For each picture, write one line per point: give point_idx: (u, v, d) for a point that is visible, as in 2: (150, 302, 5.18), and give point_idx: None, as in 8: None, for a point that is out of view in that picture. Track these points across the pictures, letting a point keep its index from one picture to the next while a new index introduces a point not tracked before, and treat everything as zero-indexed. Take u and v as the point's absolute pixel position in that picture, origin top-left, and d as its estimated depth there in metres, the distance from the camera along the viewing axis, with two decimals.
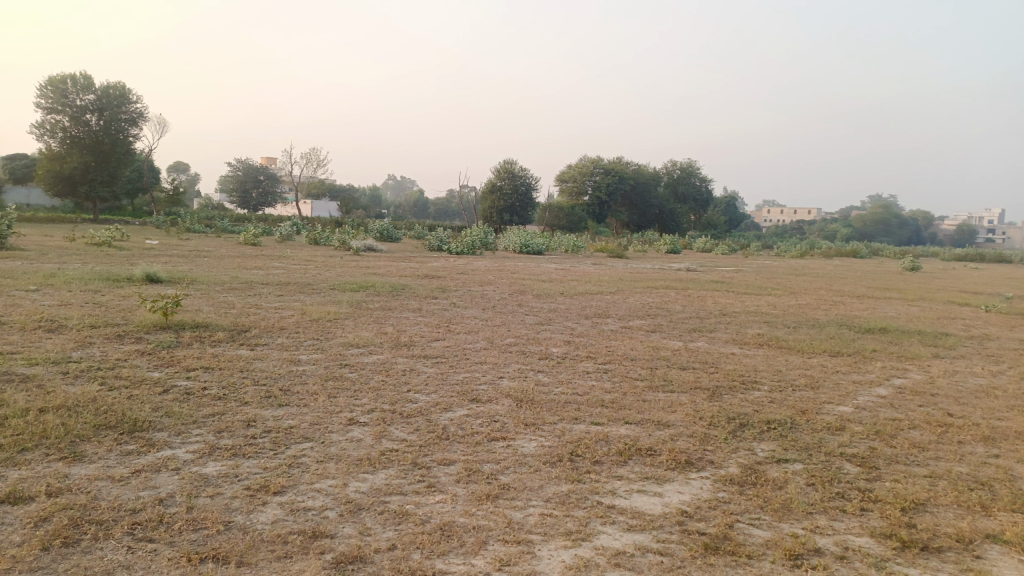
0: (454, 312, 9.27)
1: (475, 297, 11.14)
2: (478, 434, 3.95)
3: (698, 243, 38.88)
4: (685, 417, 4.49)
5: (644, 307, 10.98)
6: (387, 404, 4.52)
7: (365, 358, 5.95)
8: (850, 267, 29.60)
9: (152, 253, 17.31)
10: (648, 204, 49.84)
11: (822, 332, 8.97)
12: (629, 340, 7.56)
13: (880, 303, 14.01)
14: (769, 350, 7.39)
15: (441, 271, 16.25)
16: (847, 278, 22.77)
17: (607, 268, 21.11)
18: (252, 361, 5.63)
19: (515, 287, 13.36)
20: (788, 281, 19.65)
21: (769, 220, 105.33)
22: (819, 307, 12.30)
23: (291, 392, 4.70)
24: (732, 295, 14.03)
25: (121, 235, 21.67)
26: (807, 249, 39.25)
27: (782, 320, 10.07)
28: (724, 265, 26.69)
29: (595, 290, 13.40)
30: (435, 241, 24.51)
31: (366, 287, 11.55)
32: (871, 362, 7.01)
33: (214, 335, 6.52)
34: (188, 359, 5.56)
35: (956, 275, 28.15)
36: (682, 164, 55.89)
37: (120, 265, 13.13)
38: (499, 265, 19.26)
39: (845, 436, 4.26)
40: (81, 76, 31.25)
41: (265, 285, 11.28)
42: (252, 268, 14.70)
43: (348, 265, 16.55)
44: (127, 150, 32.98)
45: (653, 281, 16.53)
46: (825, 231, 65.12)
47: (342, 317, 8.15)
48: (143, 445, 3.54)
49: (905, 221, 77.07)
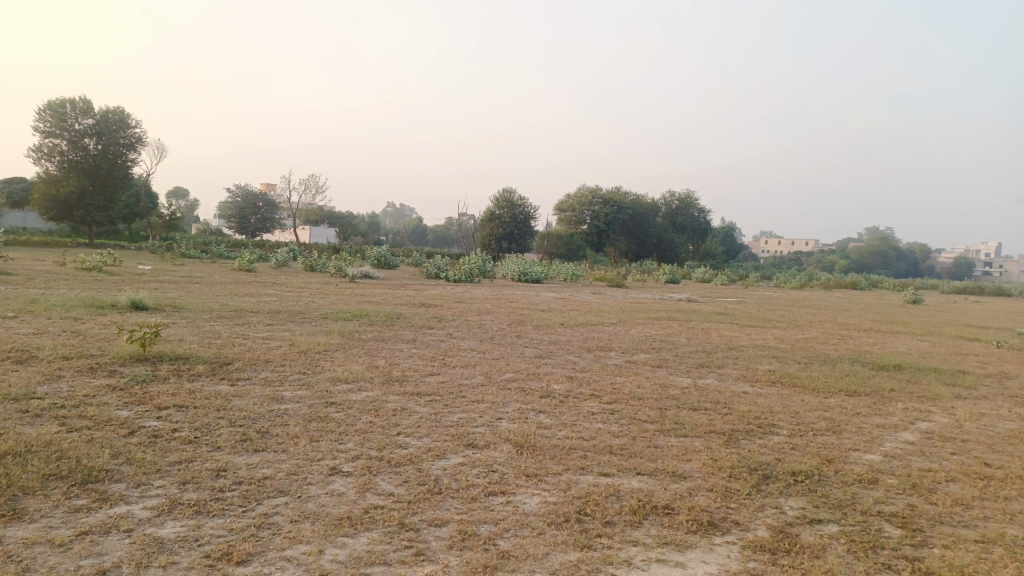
0: (450, 343, 8.89)
1: (473, 328, 10.75)
2: (474, 488, 3.55)
3: (697, 273, 38.68)
4: (702, 468, 4.07)
5: (648, 339, 10.60)
6: (374, 450, 4.11)
7: (354, 395, 5.55)
8: (852, 299, 29.25)
9: (143, 279, 16.98)
10: (646, 234, 49.66)
11: (835, 369, 8.58)
12: (635, 376, 7.16)
13: (888, 338, 13.65)
14: (782, 389, 7.00)
15: (438, 299, 15.92)
16: (850, 310, 22.42)
17: (607, 297, 20.75)
18: (230, 398, 5.22)
19: (515, 316, 13.02)
20: (790, 313, 19.33)
21: (766, 251, 105.55)
22: (827, 341, 11.93)
23: (270, 436, 4.29)
24: (737, 327, 13.68)
25: (113, 260, 21.33)
26: (806, 281, 39.05)
27: (792, 355, 9.67)
28: (724, 295, 26.43)
29: (596, 320, 13.03)
30: (433, 269, 24.26)
31: (360, 316, 11.19)
32: (892, 403, 6.61)
33: (193, 368, 6.12)
34: (161, 396, 5.15)
35: (959, 308, 27.83)
36: (680, 195, 56.13)
37: (107, 291, 12.78)
38: (498, 294, 18.91)
39: (880, 491, 3.86)
40: (81, 101, 31.12)
41: (255, 313, 10.89)
42: (244, 295, 14.32)
43: (343, 292, 16.17)
44: (125, 175, 32.73)
45: (655, 311, 16.21)
46: (824, 263, 65.05)
47: (333, 349, 7.75)
48: (95, 499, 3.13)
49: (903, 253, 77.01)
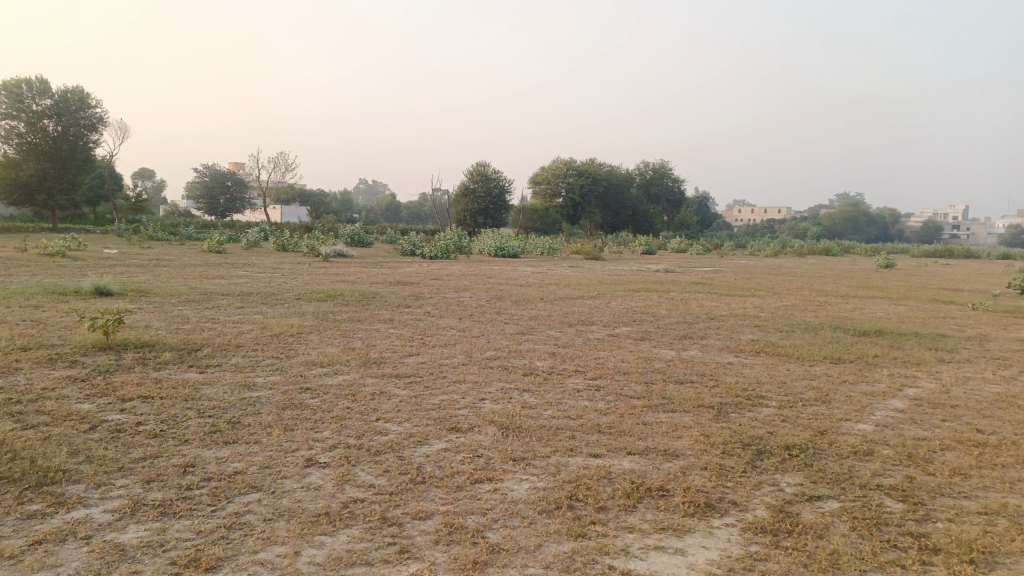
0: (428, 322, 8.67)
1: (450, 305, 10.52)
2: (458, 475, 3.37)
3: (673, 243, 38.69)
4: (694, 445, 3.93)
5: (628, 312, 10.46)
6: (353, 438, 3.90)
7: (330, 380, 5.32)
8: (826, 266, 29.48)
9: (108, 263, 16.47)
10: (621, 205, 49.53)
11: (817, 336, 8.52)
12: (619, 350, 7.01)
13: (866, 303, 13.69)
14: (767, 358, 6.91)
15: (415, 276, 15.66)
16: (825, 277, 22.55)
17: (585, 270, 20.59)
18: (199, 387, 4.97)
19: (493, 292, 12.82)
20: (768, 281, 19.37)
21: (739, 220, 106.31)
22: (806, 309, 11.89)
23: (242, 426, 4.07)
24: (716, 297, 13.61)
25: (77, 245, 20.68)
26: (780, 249, 39.25)
27: (773, 323, 9.60)
28: (701, 265, 26.41)
29: (575, 294, 12.86)
30: (408, 246, 23.93)
31: (335, 296, 10.90)
32: (877, 370, 6.56)
33: (160, 356, 5.84)
34: (126, 386, 4.88)
35: (929, 271, 28.19)
36: (654, 165, 56.03)
37: (70, 277, 12.34)
38: (475, 269, 18.69)
39: (877, 464, 3.75)
40: (38, 80, 30.04)
41: (225, 296, 10.55)
42: (214, 277, 13.94)
43: (317, 272, 15.81)
44: (87, 156, 31.76)
45: (633, 283, 16.10)
46: (796, 230, 65.58)
47: (307, 331, 7.50)
48: (51, 504, 2.90)
49: (873, 218, 77.81)
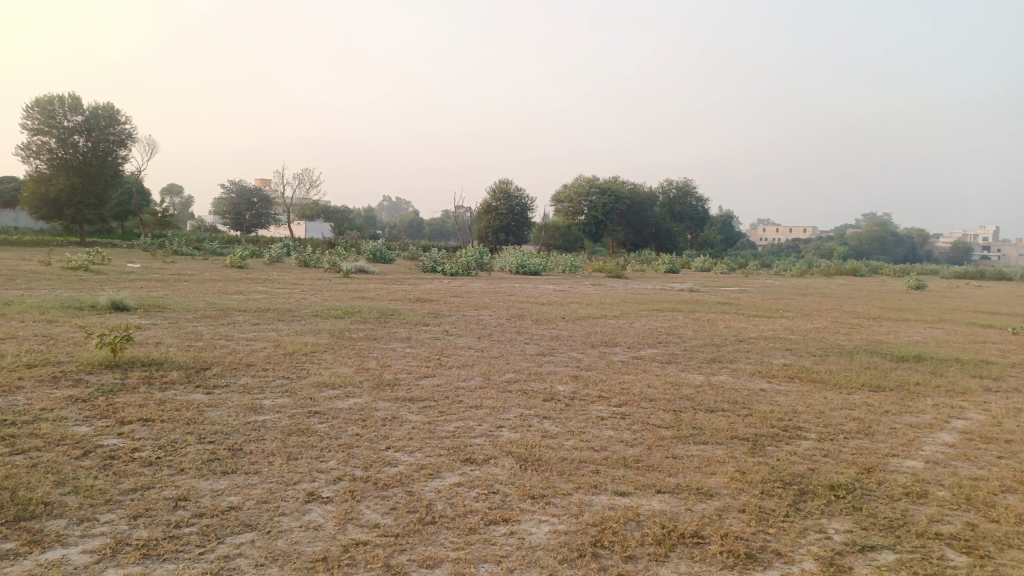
0: (446, 341, 8.42)
1: (469, 324, 10.25)
2: (472, 515, 3.08)
3: (696, 262, 38.17)
4: (730, 483, 3.61)
5: (652, 333, 10.12)
6: (360, 469, 3.64)
7: (340, 403, 5.07)
8: (854, 286, 28.81)
9: (129, 277, 16.49)
10: (644, 223, 49.10)
11: (853, 361, 8.11)
12: (644, 374, 6.68)
13: (900, 326, 13.19)
14: (802, 385, 6.54)
15: (435, 293, 15.46)
16: (855, 298, 21.96)
17: (607, 289, 20.25)
18: (203, 409, 4.74)
19: (514, 310, 12.56)
20: (796, 302, 18.89)
21: (763, 238, 105.36)
22: (839, 331, 11.45)
23: (243, 455, 3.82)
24: (744, 318, 13.21)
25: (101, 259, 20.79)
26: (806, 269, 38.58)
27: (805, 347, 9.20)
28: (726, 285, 25.92)
29: (597, 313, 12.55)
30: (429, 262, 23.79)
31: (352, 313, 10.70)
32: (920, 399, 6.16)
33: (167, 375, 5.64)
34: (128, 408, 4.67)
35: (962, 293, 27.43)
36: (678, 183, 55.60)
37: (90, 291, 12.29)
38: (496, 287, 18.45)
39: (934, 508, 3.40)
40: (69, 97, 30.51)
41: (241, 312, 10.40)
42: (233, 292, 13.85)
43: (336, 288, 15.66)
44: (115, 172, 32.17)
45: (658, 303, 15.73)
46: (822, 250, 64.60)
47: (321, 350, 7.28)
48: (27, 542, 2.66)
49: (901, 239, 76.50)
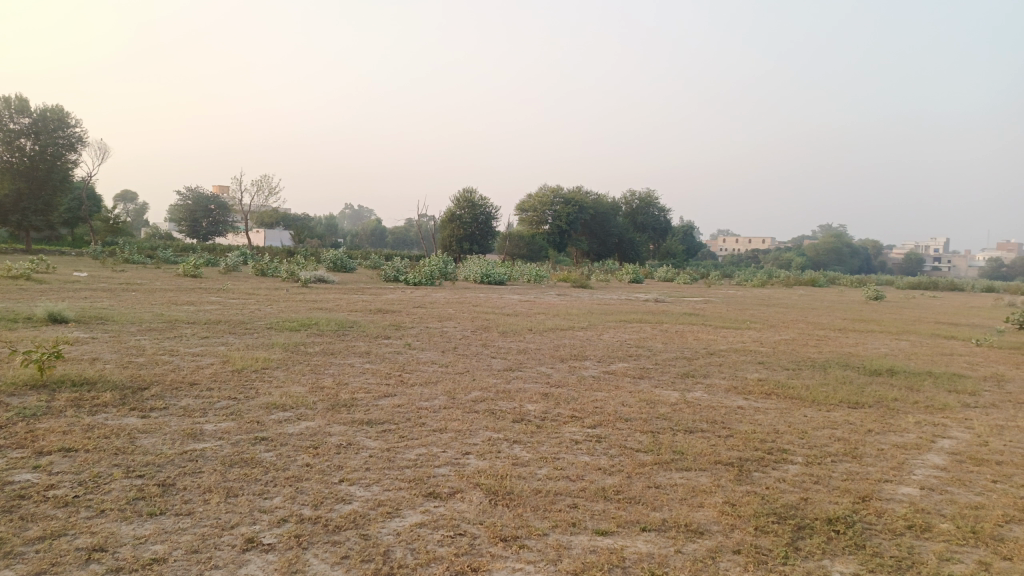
0: (408, 355, 8.00)
1: (432, 337, 9.81)
2: (436, 564, 2.69)
3: (659, 272, 38.25)
4: (720, 518, 3.28)
5: (621, 345, 9.81)
6: (309, 508, 3.22)
7: (291, 428, 4.62)
8: (815, 297, 29.10)
9: (74, 287, 15.70)
10: (608, 234, 49.13)
11: (827, 375, 7.91)
12: (617, 391, 6.34)
13: (866, 338, 13.15)
14: (779, 402, 6.29)
15: (397, 304, 15.03)
16: (818, 308, 22.08)
17: (573, 299, 20.03)
18: (135, 437, 4.24)
19: (479, 321, 12.19)
20: (760, 313, 18.89)
21: (723, 249, 106.93)
22: (807, 343, 11.30)
23: (176, 492, 3.36)
24: (712, 329, 13.03)
25: (46, 268, 19.86)
26: (766, 279, 38.98)
27: (777, 360, 9.00)
28: (690, 295, 25.92)
29: (565, 325, 12.21)
30: (392, 271, 23.31)
31: (309, 326, 10.17)
32: (901, 417, 5.95)
33: (99, 397, 5.12)
34: (48, 435, 4.15)
35: (919, 304, 27.89)
36: (641, 194, 55.91)
37: (28, 301, 11.57)
38: (460, 297, 18.07)
39: (940, 544, 3.12)
40: (16, 98, 29.28)
41: (190, 325, 9.80)
42: (184, 303, 13.23)
43: (294, 299, 15.08)
44: (65, 176, 30.93)
45: (624, 314, 15.53)
46: (781, 261, 65.53)
47: (273, 366, 6.79)
48: None
49: (856, 250, 78.24)
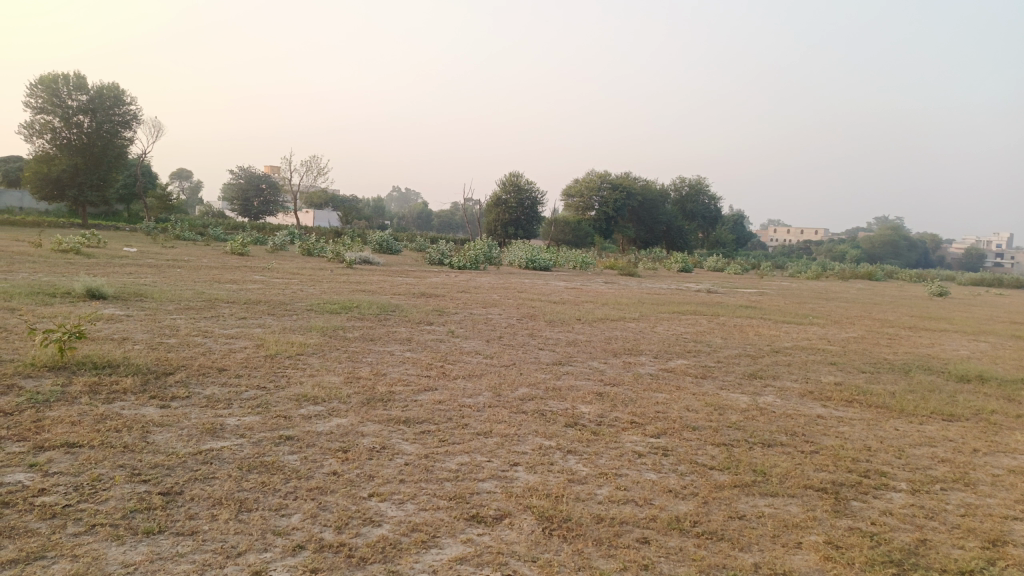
0: (450, 344, 7.52)
1: (477, 324, 9.31)
2: None
3: (709, 261, 37.13)
4: (825, 567, 2.69)
5: (678, 340, 9.15)
6: (330, 532, 2.73)
7: (320, 426, 4.15)
8: (875, 291, 27.71)
9: (122, 262, 15.69)
10: (656, 221, 48.01)
11: (911, 381, 7.15)
12: (679, 393, 5.73)
13: (941, 338, 12.16)
14: (864, 411, 5.60)
15: (441, 288, 14.59)
16: (881, 304, 20.91)
17: (621, 287, 19.38)
18: (149, 432, 3.81)
19: (525, 309, 11.66)
20: (820, 307, 17.92)
21: (775, 239, 104.27)
22: (879, 343, 10.44)
23: (180, 504, 2.91)
24: (773, 324, 12.24)
25: (98, 242, 20.03)
26: (821, 271, 37.56)
27: (851, 361, 8.23)
28: (744, 286, 24.95)
29: (616, 315, 11.60)
30: (437, 255, 22.94)
31: (350, 309, 9.78)
32: (1007, 434, 5.21)
33: (120, 382, 4.75)
34: (55, 426, 3.75)
35: (989, 302, 26.34)
36: (690, 181, 54.60)
37: (71, 276, 11.44)
38: (506, 282, 17.57)
39: None
40: (75, 75, 29.64)
41: (229, 304, 9.49)
42: (226, 281, 13.00)
43: (338, 280, 14.79)
44: (120, 154, 31.28)
45: (677, 304, 14.80)
46: (835, 253, 63.32)
47: (308, 353, 6.37)
48: None
49: (914, 243, 75.17)
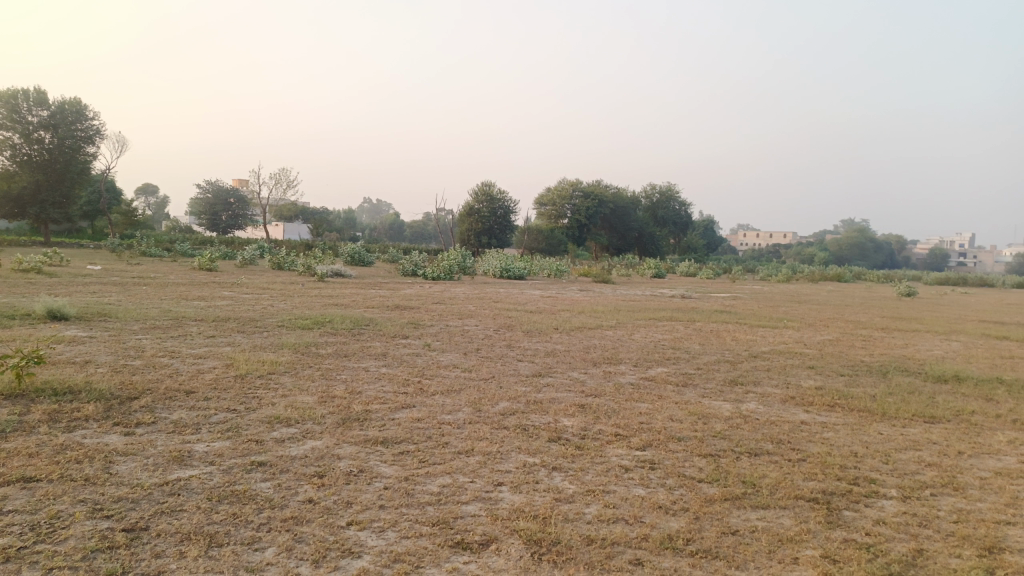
0: (427, 358, 7.36)
1: (453, 336, 9.16)
2: None
3: (681, 266, 37.33)
4: None
5: (656, 347, 9.10)
6: (308, 566, 2.58)
7: (294, 449, 3.98)
8: (845, 293, 28.05)
9: (86, 281, 15.25)
10: (627, 228, 48.22)
11: (889, 383, 7.15)
12: (662, 402, 5.65)
13: (914, 338, 12.27)
14: (846, 415, 5.57)
15: (415, 299, 14.41)
16: (852, 306, 21.14)
17: (596, 294, 19.34)
18: (112, 462, 3.61)
19: (502, 319, 11.53)
20: (793, 310, 18.04)
21: (744, 243, 105.54)
22: (854, 345, 10.50)
23: (146, 541, 2.73)
24: (749, 328, 12.25)
25: (61, 261, 19.50)
26: (791, 274, 37.95)
27: (829, 365, 8.23)
28: (717, 290, 25.09)
29: (593, 324, 11.53)
30: (410, 266, 22.73)
31: (323, 324, 9.57)
32: (989, 435, 5.21)
33: (81, 409, 4.52)
34: (10, 459, 3.54)
35: (955, 300, 26.79)
36: (661, 187, 55.00)
37: (31, 297, 11.06)
38: (481, 292, 17.42)
39: None
40: (34, 90, 28.93)
41: (198, 323, 9.23)
42: (195, 298, 12.69)
43: (310, 294, 14.53)
44: (83, 170, 30.57)
45: (653, 311, 14.78)
46: (803, 256, 64.16)
47: (280, 371, 6.17)
48: None
49: (880, 244, 76.58)
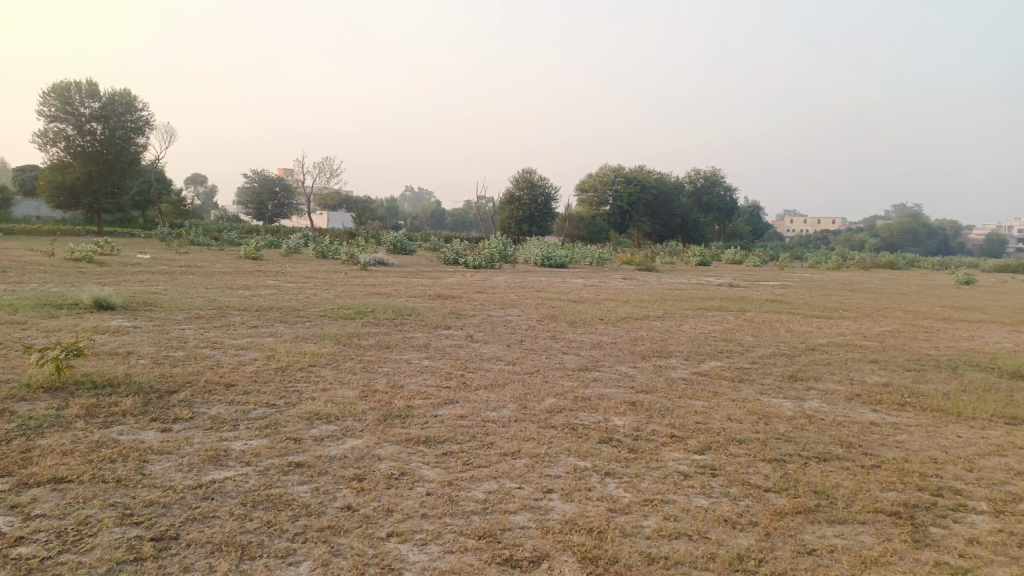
0: (470, 350, 7.16)
1: (495, 327, 8.93)
2: None
3: (727, 254, 36.48)
4: None
5: (707, 339, 8.74)
6: None
7: (332, 449, 3.80)
8: (900, 280, 27.03)
9: (135, 270, 15.47)
10: (671, 214, 47.39)
11: (961, 379, 6.69)
12: (718, 399, 5.33)
13: (980, 329, 11.62)
14: (919, 415, 5.18)
15: (457, 288, 14.26)
16: (908, 294, 20.35)
17: (641, 283, 18.92)
18: (147, 462, 3.47)
19: (545, 309, 11.29)
20: (846, 298, 17.37)
21: (791, 229, 103.11)
22: (917, 337, 9.95)
23: (175, 552, 2.57)
24: (802, 318, 11.76)
25: (111, 249, 19.86)
26: (841, 261, 36.79)
27: (892, 358, 7.77)
28: (765, 278, 24.37)
29: (639, 314, 11.19)
30: (452, 254, 22.61)
31: (365, 313, 9.46)
32: None
33: (120, 404, 4.42)
34: (44, 458, 3.43)
35: (1017, 288, 25.55)
36: (705, 173, 53.93)
37: (81, 286, 11.20)
38: (523, 281, 17.20)
39: None
40: (86, 83, 29.52)
41: (240, 312, 9.20)
42: (239, 287, 12.75)
43: (352, 283, 14.49)
44: (133, 160, 31.19)
45: (700, 300, 14.35)
46: (853, 242, 62.27)
47: (321, 364, 6.03)
48: None
49: (934, 230, 73.96)
